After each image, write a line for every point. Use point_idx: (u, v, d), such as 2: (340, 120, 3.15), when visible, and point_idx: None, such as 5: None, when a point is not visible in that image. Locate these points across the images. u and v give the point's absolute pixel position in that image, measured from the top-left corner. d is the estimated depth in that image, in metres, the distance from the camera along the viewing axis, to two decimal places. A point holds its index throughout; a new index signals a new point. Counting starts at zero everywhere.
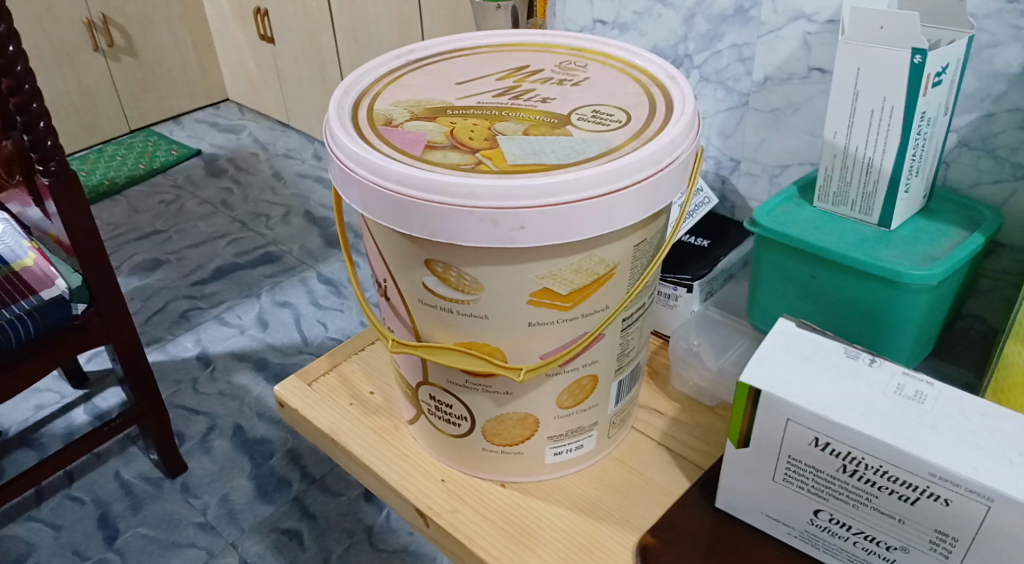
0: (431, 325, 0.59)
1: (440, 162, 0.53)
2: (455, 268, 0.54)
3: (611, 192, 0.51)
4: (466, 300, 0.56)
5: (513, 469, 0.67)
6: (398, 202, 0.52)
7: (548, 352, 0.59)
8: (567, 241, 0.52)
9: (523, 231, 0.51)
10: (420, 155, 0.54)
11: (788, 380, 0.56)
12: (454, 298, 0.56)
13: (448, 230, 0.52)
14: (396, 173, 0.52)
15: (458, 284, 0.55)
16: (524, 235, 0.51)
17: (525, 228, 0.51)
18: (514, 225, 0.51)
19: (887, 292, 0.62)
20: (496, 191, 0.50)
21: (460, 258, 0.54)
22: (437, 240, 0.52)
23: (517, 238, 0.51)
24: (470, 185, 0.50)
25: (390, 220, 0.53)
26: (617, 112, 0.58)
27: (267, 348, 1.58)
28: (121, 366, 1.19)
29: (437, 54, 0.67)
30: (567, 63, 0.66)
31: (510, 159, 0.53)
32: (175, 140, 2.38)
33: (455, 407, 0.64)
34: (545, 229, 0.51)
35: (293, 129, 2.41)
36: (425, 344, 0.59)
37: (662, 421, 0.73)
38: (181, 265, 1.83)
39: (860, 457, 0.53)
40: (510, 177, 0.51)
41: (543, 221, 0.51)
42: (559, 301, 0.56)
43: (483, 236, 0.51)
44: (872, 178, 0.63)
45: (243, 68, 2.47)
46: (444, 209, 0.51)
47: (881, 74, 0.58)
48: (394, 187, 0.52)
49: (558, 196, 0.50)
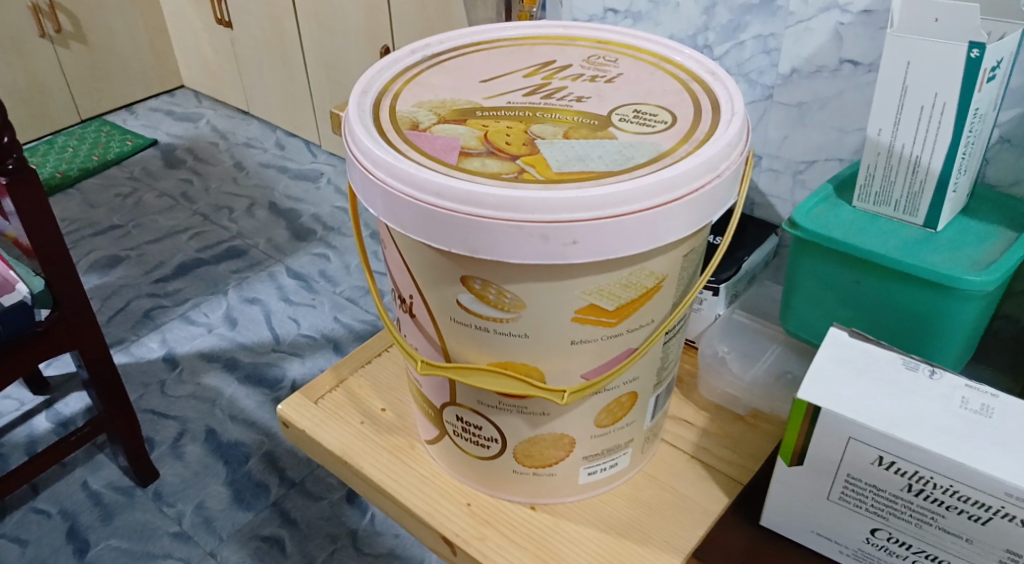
0: (463, 344, 0.55)
1: (478, 171, 0.49)
2: (495, 284, 0.50)
3: (669, 201, 0.47)
4: (505, 318, 0.52)
5: (546, 491, 0.63)
6: (434, 216, 0.47)
7: (590, 372, 0.55)
8: (619, 256, 0.48)
9: (575, 246, 0.46)
10: (455, 163, 0.49)
11: (848, 394, 0.53)
12: (491, 316, 0.52)
13: (493, 245, 0.47)
14: (433, 184, 0.47)
15: (497, 302, 0.51)
16: (576, 250, 0.47)
17: (578, 242, 0.46)
18: (566, 240, 0.46)
19: (938, 298, 0.59)
20: (548, 202, 0.45)
21: (501, 273, 0.49)
22: (479, 256, 0.48)
23: (569, 253, 0.47)
24: (518, 197, 0.46)
25: (424, 233, 0.48)
26: (660, 112, 0.54)
27: (237, 347, 1.52)
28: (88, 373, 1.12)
29: (453, 49, 0.62)
30: (594, 58, 0.61)
31: (555, 167, 0.49)
32: (129, 130, 2.28)
33: (485, 429, 0.59)
34: (599, 244, 0.47)
35: (253, 118, 2.32)
36: (456, 365, 0.54)
37: (692, 432, 0.70)
38: (143, 261, 1.75)
39: (929, 476, 0.51)
40: (560, 187, 0.47)
41: (597, 234, 0.46)
42: (604, 317, 0.52)
43: (533, 253, 0.47)
44: (919, 177, 0.60)
45: (200, 55, 2.37)
46: (488, 223, 0.46)
47: (934, 69, 0.56)
48: (430, 199, 0.47)
49: (614, 206, 0.46)
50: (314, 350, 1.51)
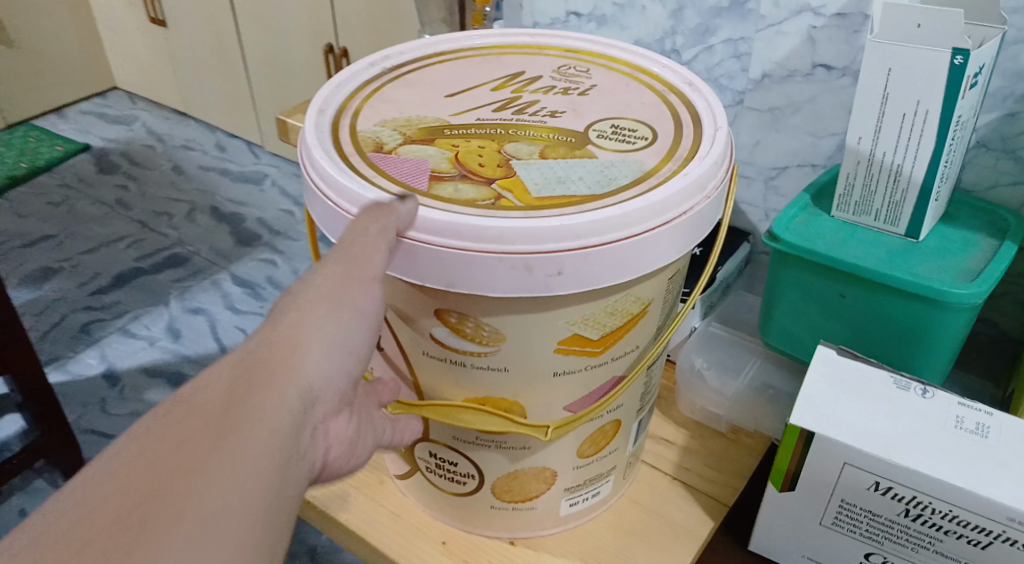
0: (437, 379, 0.51)
1: (452, 198, 0.45)
2: (472, 317, 0.46)
3: (658, 225, 0.44)
4: (483, 352, 0.48)
5: (526, 525, 0.60)
6: (407, 249, 0.44)
7: (574, 404, 0.52)
8: (606, 285, 0.45)
9: (560, 277, 0.43)
10: (426, 189, 0.46)
11: (841, 417, 0.51)
12: (467, 351, 0.48)
13: (473, 279, 0.43)
14: (406, 215, 0.43)
15: (475, 336, 0.47)
16: (561, 281, 0.43)
17: (563, 273, 0.43)
18: (550, 271, 0.43)
19: (923, 310, 0.57)
20: (530, 232, 0.42)
21: (479, 306, 0.45)
22: (457, 289, 0.44)
23: (554, 285, 0.43)
24: (498, 226, 0.42)
25: (397, 266, 0.45)
26: (639, 127, 0.51)
27: (182, 361, 1.45)
28: (21, 395, 1.06)
29: (414, 60, 0.58)
30: (566, 68, 0.58)
31: (534, 192, 0.46)
32: (59, 134, 2.16)
33: (460, 464, 0.56)
34: (585, 273, 0.43)
35: (191, 118, 2.23)
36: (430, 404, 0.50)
37: (673, 452, 0.67)
38: (77, 273, 1.66)
39: (927, 501, 0.49)
40: (542, 214, 0.43)
41: (584, 264, 0.43)
42: (589, 347, 0.49)
43: (515, 285, 0.43)
44: (900, 186, 0.59)
45: (133, 55, 2.26)
46: (466, 255, 0.43)
47: (916, 76, 0.54)
48: (403, 231, 0.43)
49: (601, 234, 0.43)
50: None
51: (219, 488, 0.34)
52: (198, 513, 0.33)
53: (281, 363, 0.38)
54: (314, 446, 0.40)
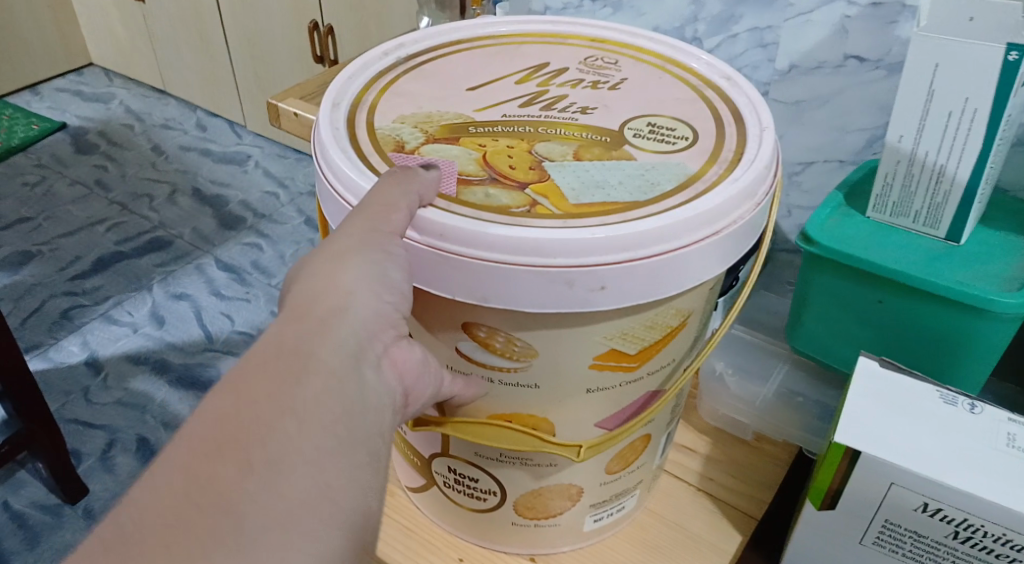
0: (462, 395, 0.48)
1: (485, 205, 0.41)
2: (504, 332, 0.43)
3: (709, 236, 0.41)
4: (514, 368, 0.45)
5: (545, 542, 0.57)
6: (437, 261, 0.40)
7: (606, 421, 0.49)
8: (652, 299, 0.41)
9: (603, 292, 0.40)
10: (456, 194, 0.42)
11: (886, 433, 0.48)
12: (498, 367, 0.45)
13: (508, 293, 0.40)
14: (438, 225, 0.40)
15: (505, 351, 0.44)
16: (604, 296, 0.40)
17: (606, 287, 0.40)
18: (593, 285, 0.40)
19: (966, 319, 0.55)
20: (571, 244, 0.39)
21: (515, 322, 0.42)
22: (490, 304, 0.41)
23: (595, 300, 0.40)
24: (539, 237, 0.39)
25: (424, 279, 0.41)
26: (678, 125, 0.48)
27: (166, 348, 1.40)
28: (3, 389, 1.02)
29: (430, 49, 0.54)
30: (592, 59, 0.55)
31: (572, 198, 0.42)
32: (33, 112, 2.08)
33: (482, 481, 0.53)
34: (630, 287, 0.40)
35: (170, 97, 2.16)
36: (454, 420, 0.47)
37: (695, 460, 0.65)
38: (55, 257, 1.60)
39: (978, 523, 0.46)
40: (583, 223, 0.40)
41: (629, 278, 0.40)
42: (625, 362, 0.46)
43: (554, 301, 0.40)
44: (943, 187, 0.56)
45: (110, 31, 2.19)
46: (501, 267, 0.39)
47: (965, 73, 0.51)
48: (432, 242, 0.40)
49: (648, 246, 0.40)
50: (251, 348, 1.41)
51: (283, 436, 0.33)
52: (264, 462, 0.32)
53: (323, 310, 0.37)
54: (387, 382, 0.38)
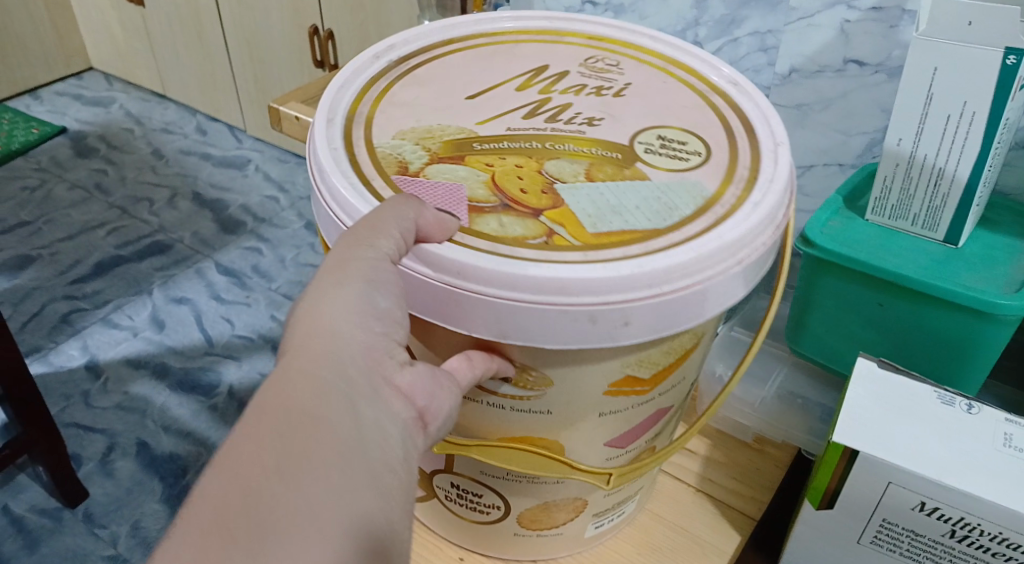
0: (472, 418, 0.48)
1: (500, 235, 0.42)
2: (520, 365, 0.43)
3: (734, 265, 0.41)
4: (527, 396, 0.45)
5: (546, 549, 0.57)
6: (451, 296, 0.40)
7: (614, 440, 0.49)
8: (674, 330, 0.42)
9: (627, 327, 0.40)
10: (468, 223, 0.42)
11: (890, 438, 0.48)
12: (511, 396, 0.45)
13: (528, 332, 0.40)
14: (453, 263, 0.40)
15: (521, 381, 0.44)
16: (628, 331, 0.40)
17: (630, 322, 0.40)
18: (618, 321, 0.40)
19: (970, 325, 0.55)
20: (596, 283, 0.39)
21: (534, 356, 0.42)
22: (509, 341, 0.41)
23: (620, 335, 0.40)
24: (561, 278, 0.39)
25: (438, 315, 0.41)
26: (688, 138, 0.48)
27: (166, 352, 1.40)
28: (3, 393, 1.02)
29: (422, 50, 0.54)
30: (592, 61, 0.55)
31: (590, 226, 0.43)
32: (33, 116, 2.09)
33: (486, 496, 0.53)
34: (653, 322, 0.40)
35: (170, 100, 2.16)
36: (479, 445, 0.47)
37: (696, 463, 0.65)
38: (55, 260, 1.60)
39: (976, 522, 0.47)
40: (606, 256, 0.40)
41: (654, 312, 0.40)
42: (640, 387, 0.46)
43: (577, 339, 0.40)
44: (941, 190, 0.56)
45: (109, 34, 2.19)
46: (523, 306, 0.39)
47: (963, 76, 0.51)
48: (448, 280, 0.40)
49: (674, 281, 0.40)
50: (251, 352, 1.41)
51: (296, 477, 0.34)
52: (277, 508, 0.33)
53: (310, 353, 0.38)
54: (389, 408, 0.39)
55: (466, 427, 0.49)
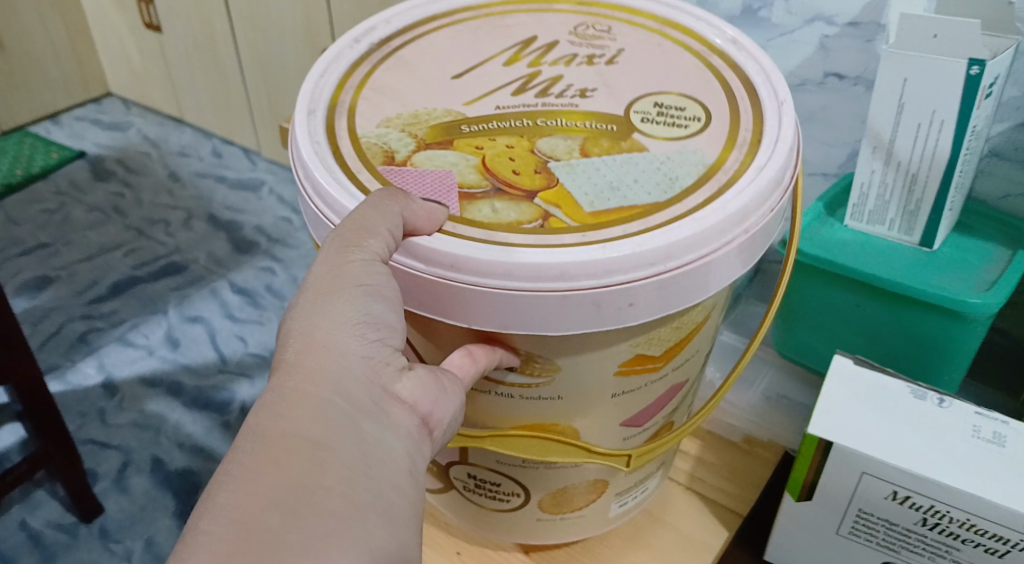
0: (481, 409, 0.51)
1: (494, 223, 0.44)
2: (524, 353, 0.45)
3: (743, 234, 0.44)
4: (535, 383, 0.47)
5: (568, 533, 0.59)
6: (447, 288, 0.43)
7: (630, 419, 0.52)
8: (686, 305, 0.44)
9: (632, 307, 0.43)
10: (460, 212, 0.45)
11: (870, 431, 0.50)
12: (521, 383, 0.48)
13: (528, 321, 0.43)
14: (448, 257, 0.42)
15: (529, 368, 0.47)
16: (635, 311, 0.43)
17: (634, 304, 0.43)
18: (622, 303, 0.42)
19: (948, 324, 0.57)
20: (600, 266, 0.41)
21: (538, 345, 0.45)
22: (510, 330, 0.43)
23: (627, 315, 0.43)
24: (561, 264, 0.41)
25: (439, 311, 0.44)
26: (686, 104, 0.51)
27: (181, 369, 1.44)
28: (22, 409, 1.05)
29: (401, 30, 0.57)
30: (581, 28, 0.59)
31: (587, 206, 0.45)
32: (54, 140, 2.15)
33: (505, 484, 0.55)
34: (657, 303, 0.43)
35: (186, 124, 2.22)
36: (494, 436, 0.49)
37: (686, 462, 0.67)
38: (73, 281, 1.65)
39: (945, 510, 0.49)
40: (603, 235, 0.43)
41: (658, 294, 0.43)
42: (651, 363, 0.48)
43: (580, 323, 0.43)
44: (915, 198, 0.59)
45: (127, 60, 2.25)
46: (522, 296, 0.42)
47: (930, 87, 0.54)
48: (440, 272, 0.42)
49: (681, 255, 0.42)
50: (263, 369, 1.44)
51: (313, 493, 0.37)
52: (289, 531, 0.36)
53: (307, 371, 0.40)
54: (395, 421, 0.42)
55: (477, 419, 0.51)
